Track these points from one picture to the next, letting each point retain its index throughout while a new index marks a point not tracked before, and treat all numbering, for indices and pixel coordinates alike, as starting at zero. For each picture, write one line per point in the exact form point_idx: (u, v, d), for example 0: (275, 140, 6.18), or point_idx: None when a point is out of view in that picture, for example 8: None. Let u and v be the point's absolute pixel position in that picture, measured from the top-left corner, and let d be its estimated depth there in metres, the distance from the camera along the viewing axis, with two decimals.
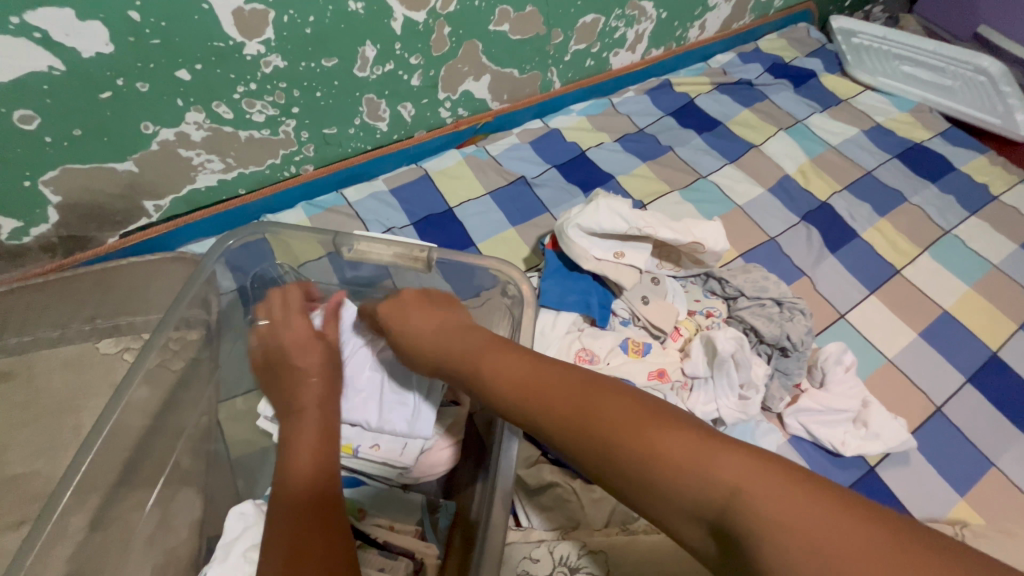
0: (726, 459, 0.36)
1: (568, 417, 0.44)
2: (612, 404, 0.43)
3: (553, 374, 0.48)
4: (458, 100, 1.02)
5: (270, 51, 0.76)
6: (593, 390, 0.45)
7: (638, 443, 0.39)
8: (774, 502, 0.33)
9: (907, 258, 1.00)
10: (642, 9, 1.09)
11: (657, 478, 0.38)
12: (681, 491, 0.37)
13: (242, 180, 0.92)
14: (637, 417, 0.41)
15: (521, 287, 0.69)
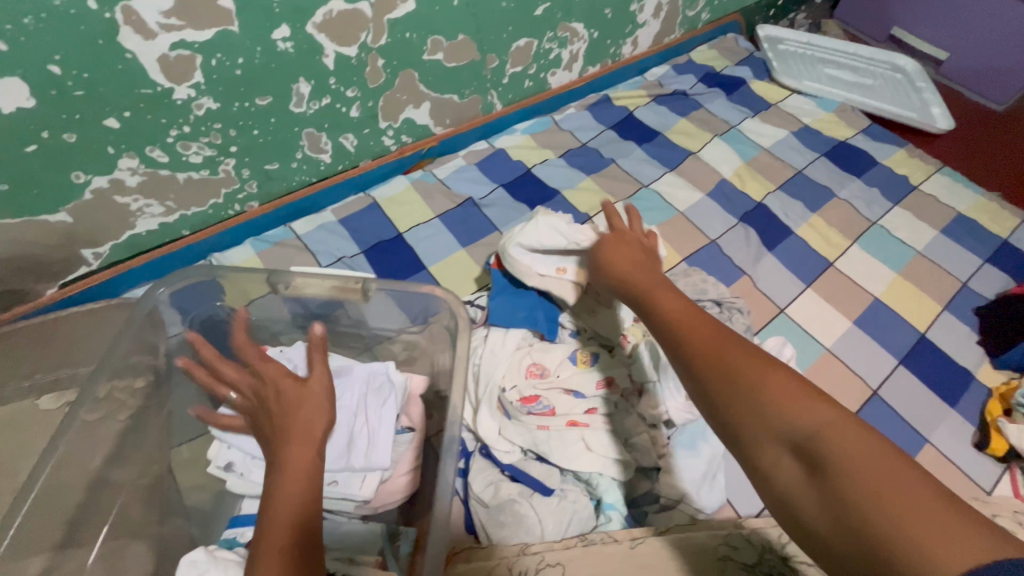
0: (816, 414, 0.39)
1: (672, 347, 0.50)
2: (718, 342, 0.47)
3: (678, 311, 0.53)
4: (400, 127, 1.04)
5: (200, 94, 0.77)
6: (702, 326, 0.49)
7: (739, 376, 0.43)
8: (862, 464, 0.35)
9: (838, 250, 1.06)
10: (574, 30, 1.13)
11: (755, 414, 0.41)
12: (771, 427, 0.40)
13: (186, 221, 0.92)
14: (743, 355, 0.45)
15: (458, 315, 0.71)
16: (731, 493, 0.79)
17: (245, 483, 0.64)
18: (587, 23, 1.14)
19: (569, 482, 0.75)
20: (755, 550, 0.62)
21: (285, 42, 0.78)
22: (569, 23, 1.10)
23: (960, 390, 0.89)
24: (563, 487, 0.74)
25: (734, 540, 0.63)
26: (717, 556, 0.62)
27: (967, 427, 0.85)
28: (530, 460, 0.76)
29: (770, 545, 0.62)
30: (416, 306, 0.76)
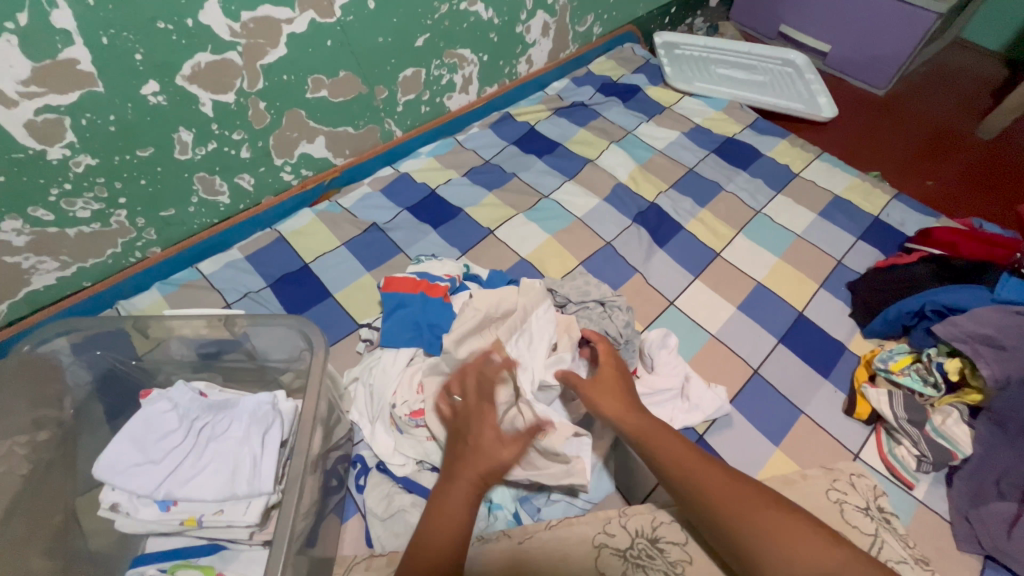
0: (800, 538, 0.54)
1: (663, 464, 0.64)
2: (702, 470, 0.62)
3: (691, 463, 0.63)
4: (298, 162, 1.09)
5: (77, 152, 0.80)
6: (686, 450, 0.64)
7: (725, 505, 0.58)
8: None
9: (725, 240, 1.13)
10: (461, 56, 1.20)
11: (744, 536, 0.56)
12: (762, 548, 0.55)
13: (86, 273, 0.94)
14: (718, 480, 0.61)
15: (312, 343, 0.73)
16: (620, 480, 0.84)
17: (135, 521, 0.67)
18: (473, 48, 1.21)
19: None
20: (627, 536, 0.65)
21: (156, 96, 0.82)
22: (453, 50, 1.17)
23: (833, 361, 0.96)
24: None
25: (611, 528, 0.66)
26: (593, 544, 0.65)
27: (839, 395, 0.92)
28: (424, 471, 0.80)
29: (642, 529, 0.65)
30: (288, 337, 0.77)
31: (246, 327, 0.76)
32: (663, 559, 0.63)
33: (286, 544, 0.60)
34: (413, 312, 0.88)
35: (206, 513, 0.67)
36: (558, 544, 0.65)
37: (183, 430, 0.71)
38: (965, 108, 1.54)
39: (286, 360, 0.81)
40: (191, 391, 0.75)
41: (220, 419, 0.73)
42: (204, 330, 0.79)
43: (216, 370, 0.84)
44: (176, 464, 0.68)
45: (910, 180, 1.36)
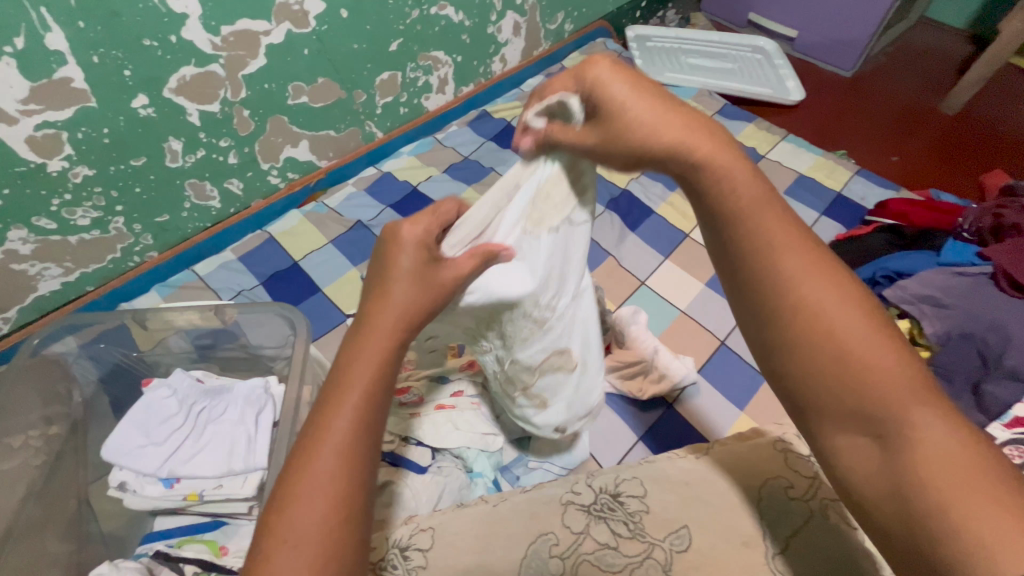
0: (899, 394, 0.41)
1: (737, 263, 0.46)
2: (808, 283, 0.44)
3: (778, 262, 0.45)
4: (284, 166, 1.15)
5: (74, 164, 0.86)
6: (801, 251, 0.45)
7: (820, 330, 0.43)
8: (931, 455, 0.39)
9: (694, 222, 1.18)
10: (435, 58, 1.26)
11: (806, 363, 0.44)
12: (839, 384, 0.43)
13: (89, 277, 1.00)
14: (828, 296, 0.44)
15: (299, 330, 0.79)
16: (594, 448, 0.89)
17: (142, 498, 0.73)
18: (446, 50, 1.26)
19: (445, 459, 0.84)
20: (592, 493, 0.70)
21: (145, 108, 0.88)
22: (427, 52, 1.22)
23: None
24: (438, 464, 0.84)
25: (578, 487, 0.72)
26: (562, 501, 0.70)
27: None
28: (409, 445, 0.84)
29: (606, 486, 0.71)
30: (274, 326, 0.83)
31: (235, 317, 0.83)
32: (624, 510, 0.68)
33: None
34: None
35: (207, 488, 0.72)
36: (531, 502, 0.71)
37: (183, 414, 0.77)
38: (929, 86, 1.59)
39: (276, 348, 0.87)
40: (190, 378, 0.81)
41: (216, 403, 0.79)
42: (198, 323, 0.85)
43: (212, 361, 0.90)
44: (177, 445, 0.74)
45: (876, 156, 1.41)
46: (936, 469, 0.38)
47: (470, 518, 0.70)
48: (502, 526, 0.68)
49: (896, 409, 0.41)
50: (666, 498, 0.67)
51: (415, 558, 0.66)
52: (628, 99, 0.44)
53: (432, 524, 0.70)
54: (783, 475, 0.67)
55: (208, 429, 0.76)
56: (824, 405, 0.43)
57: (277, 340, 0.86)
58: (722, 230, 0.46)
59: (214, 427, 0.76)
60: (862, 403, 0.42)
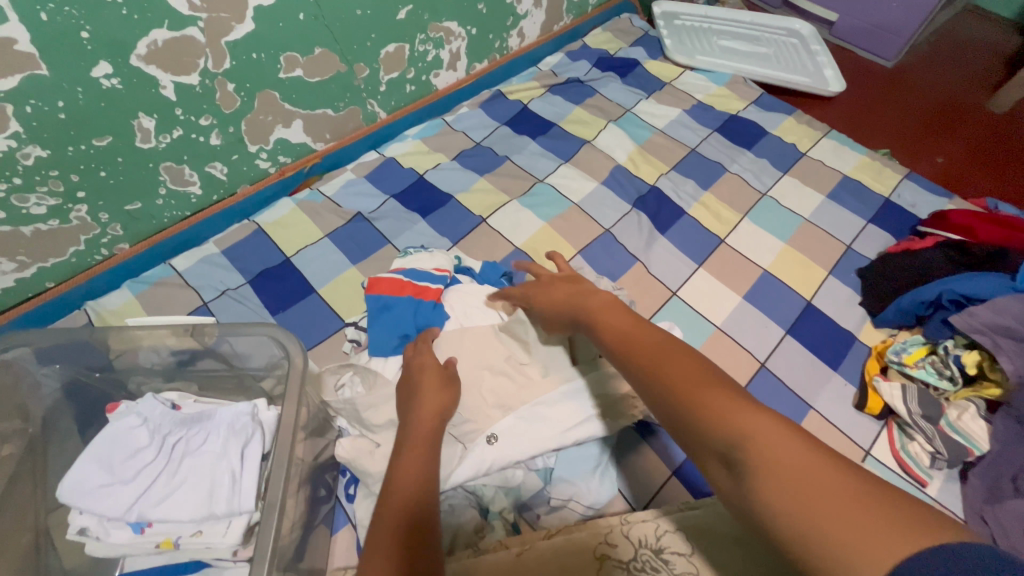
0: (739, 411, 0.40)
1: (622, 344, 0.52)
2: (674, 359, 0.46)
3: (630, 332, 0.53)
4: (275, 148, 1.02)
5: (24, 143, 0.72)
6: (625, 317, 0.57)
7: (677, 393, 0.43)
8: (777, 457, 0.36)
9: (729, 226, 1.07)
10: (447, 30, 1.11)
11: (654, 390, 0.46)
12: (681, 400, 0.43)
13: (49, 273, 0.87)
14: (676, 360, 0.46)
15: (296, 360, 0.67)
16: (623, 484, 0.80)
17: (106, 545, 0.62)
18: (460, 21, 1.12)
19: (457, 496, 0.74)
20: (631, 546, 0.62)
21: (109, 78, 0.74)
22: (439, 23, 1.08)
23: (843, 353, 0.92)
24: (449, 501, 0.74)
25: (613, 537, 0.64)
26: (596, 556, 0.62)
27: (849, 388, 0.88)
28: None
29: (645, 539, 0.63)
30: (265, 347, 0.72)
31: (218, 336, 0.71)
32: (669, 571, 0.60)
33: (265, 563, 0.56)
34: (402, 316, 0.83)
35: (183, 535, 0.62)
36: (559, 551, 0.62)
37: (155, 447, 0.66)
38: (974, 81, 1.48)
39: (260, 369, 0.75)
40: (163, 404, 0.70)
41: (195, 432, 0.68)
42: (171, 340, 0.73)
43: (191, 379, 0.78)
44: (147, 484, 0.64)
45: (921, 157, 1.31)
46: (798, 476, 0.34)
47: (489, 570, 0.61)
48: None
49: (742, 430, 0.38)
50: (721, 558, 0.59)
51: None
52: (565, 293, 0.70)
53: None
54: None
55: (183, 467, 0.65)
56: (681, 428, 0.42)
57: (263, 365, 0.75)
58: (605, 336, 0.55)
59: (191, 464, 0.65)
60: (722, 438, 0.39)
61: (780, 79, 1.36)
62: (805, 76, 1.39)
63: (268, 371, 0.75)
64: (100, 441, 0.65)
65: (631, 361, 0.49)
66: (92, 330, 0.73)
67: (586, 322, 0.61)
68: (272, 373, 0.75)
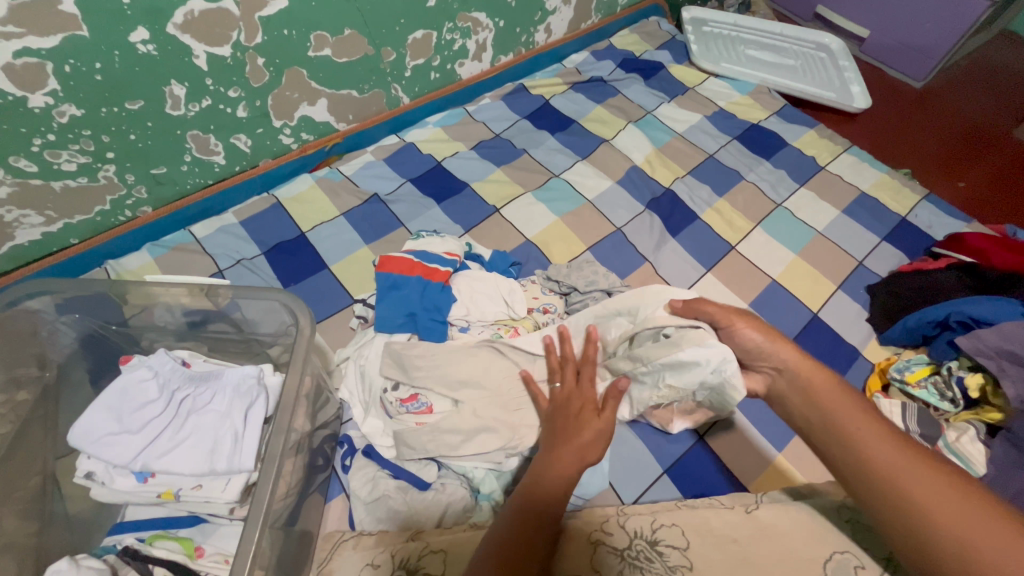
0: (951, 493, 0.49)
1: (832, 427, 0.57)
2: (909, 463, 0.51)
3: (849, 415, 0.57)
4: (298, 125, 1.04)
5: (60, 101, 0.75)
6: (846, 395, 0.59)
7: (887, 477, 0.51)
8: (995, 544, 0.45)
9: (741, 234, 1.07)
10: (475, 20, 1.13)
11: (887, 486, 0.51)
12: (926, 507, 0.48)
13: (73, 230, 0.90)
14: (911, 463, 0.51)
15: (303, 327, 0.69)
16: (614, 478, 0.81)
17: (111, 491, 0.65)
18: (488, 12, 1.13)
19: (449, 476, 0.77)
20: (627, 536, 0.63)
21: (145, 44, 0.77)
22: (467, 13, 1.10)
23: (845, 367, 0.91)
24: (442, 481, 0.76)
25: (609, 526, 0.65)
26: (591, 541, 0.63)
27: None
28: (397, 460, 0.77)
29: (641, 530, 0.64)
30: (274, 314, 0.74)
31: (231, 298, 0.73)
32: (662, 562, 0.60)
33: (261, 520, 0.58)
34: (409, 296, 0.84)
35: (185, 488, 0.65)
36: (555, 534, 0.64)
37: (163, 401, 0.68)
38: (1003, 107, 1.46)
39: (268, 334, 0.78)
40: (173, 360, 0.72)
41: (202, 390, 0.70)
42: (185, 300, 0.76)
43: (201, 340, 0.81)
44: (153, 437, 0.66)
45: (942, 180, 1.29)
46: None
47: None
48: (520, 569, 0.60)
49: (951, 513, 0.47)
50: (711, 555, 0.60)
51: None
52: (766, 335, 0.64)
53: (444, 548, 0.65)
54: (851, 552, 0.59)
55: (188, 421, 0.67)
56: (918, 526, 0.48)
57: (272, 331, 0.77)
58: (812, 407, 0.59)
59: (196, 419, 0.68)
60: (926, 520, 0.48)
61: (806, 93, 1.35)
62: (830, 92, 1.38)
63: (275, 337, 0.78)
64: (111, 390, 0.68)
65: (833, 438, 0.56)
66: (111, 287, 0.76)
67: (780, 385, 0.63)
68: (278, 338, 0.78)
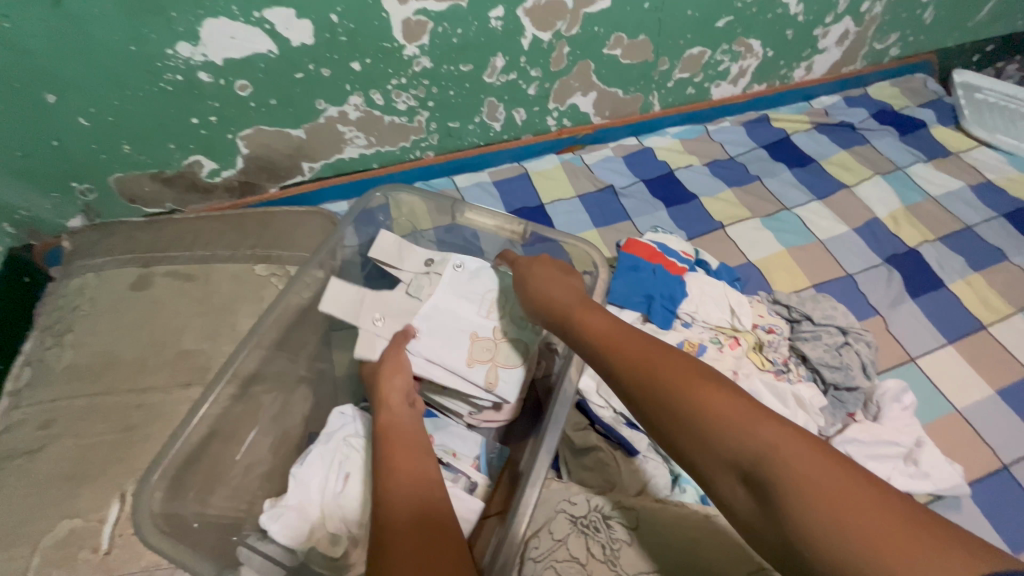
0: (764, 442, 0.40)
1: (690, 416, 0.44)
2: (765, 429, 0.41)
3: (716, 399, 0.44)
4: (565, 111, 1.16)
5: (422, 54, 0.94)
6: (713, 388, 0.45)
7: (766, 461, 0.39)
8: (813, 475, 0.37)
9: (996, 315, 0.98)
10: (749, 46, 1.17)
11: (751, 447, 0.40)
12: (777, 481, 0.38)
13: (378, 157, 1.10)
14: (798, 454, 0.38)
15: (598, 277, 0.77)
16: None
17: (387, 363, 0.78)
18: (763, 41, 1.17)
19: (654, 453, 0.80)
20: None
21: (497, 20, 0.93)
22: (745, 38, 1.15)
23: None
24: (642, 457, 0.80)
25: None
26: None
27: None
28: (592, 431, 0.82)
29: None
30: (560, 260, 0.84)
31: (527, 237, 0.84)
32: None
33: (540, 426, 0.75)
34: (647, 280, 0.90)
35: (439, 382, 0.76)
36: None
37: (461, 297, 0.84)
38: None
39: None
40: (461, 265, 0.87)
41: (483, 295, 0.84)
42: (490, 227, 0.88)
43: None
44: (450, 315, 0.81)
45: None
46: (873, 530, 0.33)
47: (676, 519, 0.65)
48: (710, 547, 0.62)
49: (781, 472, 0.38)
50: None
51: (618, 530, 0.65)
52: (647, 347, 0.51)
53: (635, 507, 0.67)
54: None
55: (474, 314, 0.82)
56: (798, 521, 0.36)
57: None
58: (685, 400, 0.45)
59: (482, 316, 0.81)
60: (796, 486, 0.37)
61: None
62: None
63: None
64: None
65: (653, 390, 0.47)
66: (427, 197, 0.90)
67: (657, 384, 0.47)
68: None
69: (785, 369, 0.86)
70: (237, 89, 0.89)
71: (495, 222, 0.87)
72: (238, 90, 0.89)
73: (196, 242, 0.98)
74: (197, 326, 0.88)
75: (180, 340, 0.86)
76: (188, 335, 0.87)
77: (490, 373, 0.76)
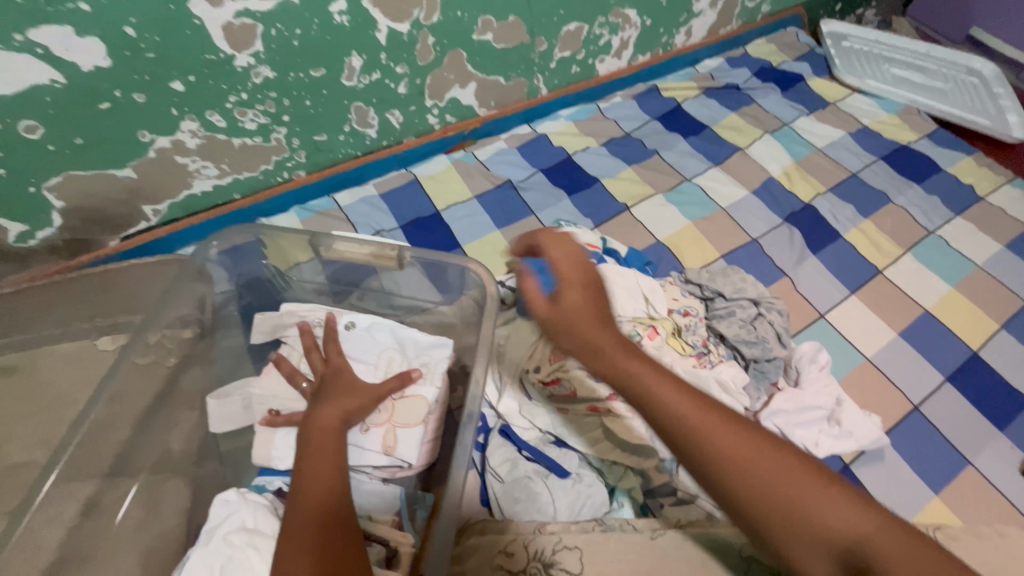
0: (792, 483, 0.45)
1: (716, 457, 0.47)
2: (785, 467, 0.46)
3: (731, 444, 0.47)
4: (445, 106, 1.06)
5: (259, 62, 0.80)
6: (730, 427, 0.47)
7: (795, 505, 0.44)
8: (837, 512, 0.44)
9: (889, 258, 1.01)
10: (625, 17, 1.13)
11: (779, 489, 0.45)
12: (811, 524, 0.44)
13: (238, 185, 0.95)
14: (817, 490, 0.45)
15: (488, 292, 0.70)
16: None
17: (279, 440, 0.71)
18: (639, 10, 1.13)
19: (587, 467, 0.75)
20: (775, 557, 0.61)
21: (341, 15, 0.81)
22: (620, 9, 1.10)
23: (1009, 414, 0.84)
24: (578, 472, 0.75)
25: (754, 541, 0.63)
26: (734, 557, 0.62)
27: (1015, 453, 0.81)
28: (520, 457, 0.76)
29: None
30: (453, 275, 0.75)
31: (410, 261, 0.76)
32: None
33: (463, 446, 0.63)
34: None
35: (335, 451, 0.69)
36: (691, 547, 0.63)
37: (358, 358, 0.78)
38: None
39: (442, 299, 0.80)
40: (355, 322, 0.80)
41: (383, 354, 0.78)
42: (364, 256, 0.78)
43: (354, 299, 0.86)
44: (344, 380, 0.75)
45: None
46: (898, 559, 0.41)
47: (620, 549, 0.63)
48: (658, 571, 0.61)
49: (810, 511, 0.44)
50: None
51: None
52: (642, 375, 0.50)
53: (577, 543, 0.63)
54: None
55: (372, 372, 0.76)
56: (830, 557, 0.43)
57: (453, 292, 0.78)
58: (708, 443, 0.47)
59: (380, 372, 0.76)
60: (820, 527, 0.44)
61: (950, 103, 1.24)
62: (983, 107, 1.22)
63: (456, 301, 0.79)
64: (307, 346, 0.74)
65: (675, 431, 0.48)
66: (293, 231, 0.77)
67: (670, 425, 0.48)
68: (456, 304, 0.80)
69: (706, 351, 0.83)
70: (23, 132, 0.72)
71: (367, 249, 0.77)
72: (25, 132, 0.72)
73: (22, 325, 0.80)
74: (26, 432, 0.72)
75: (5, 453, 0.71)
76: (16, 445, 0.72)
77: (387, 437, 0.71)
